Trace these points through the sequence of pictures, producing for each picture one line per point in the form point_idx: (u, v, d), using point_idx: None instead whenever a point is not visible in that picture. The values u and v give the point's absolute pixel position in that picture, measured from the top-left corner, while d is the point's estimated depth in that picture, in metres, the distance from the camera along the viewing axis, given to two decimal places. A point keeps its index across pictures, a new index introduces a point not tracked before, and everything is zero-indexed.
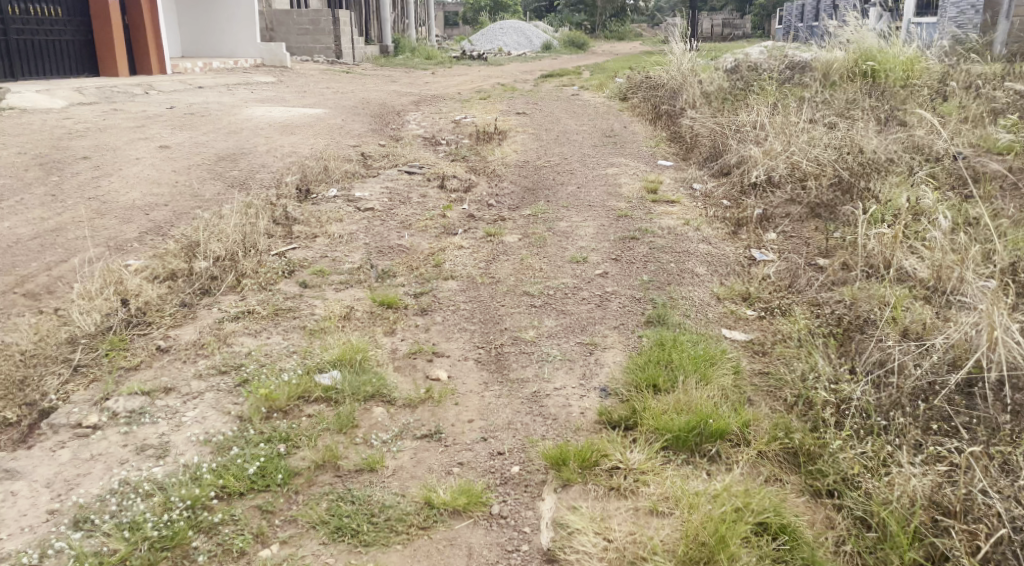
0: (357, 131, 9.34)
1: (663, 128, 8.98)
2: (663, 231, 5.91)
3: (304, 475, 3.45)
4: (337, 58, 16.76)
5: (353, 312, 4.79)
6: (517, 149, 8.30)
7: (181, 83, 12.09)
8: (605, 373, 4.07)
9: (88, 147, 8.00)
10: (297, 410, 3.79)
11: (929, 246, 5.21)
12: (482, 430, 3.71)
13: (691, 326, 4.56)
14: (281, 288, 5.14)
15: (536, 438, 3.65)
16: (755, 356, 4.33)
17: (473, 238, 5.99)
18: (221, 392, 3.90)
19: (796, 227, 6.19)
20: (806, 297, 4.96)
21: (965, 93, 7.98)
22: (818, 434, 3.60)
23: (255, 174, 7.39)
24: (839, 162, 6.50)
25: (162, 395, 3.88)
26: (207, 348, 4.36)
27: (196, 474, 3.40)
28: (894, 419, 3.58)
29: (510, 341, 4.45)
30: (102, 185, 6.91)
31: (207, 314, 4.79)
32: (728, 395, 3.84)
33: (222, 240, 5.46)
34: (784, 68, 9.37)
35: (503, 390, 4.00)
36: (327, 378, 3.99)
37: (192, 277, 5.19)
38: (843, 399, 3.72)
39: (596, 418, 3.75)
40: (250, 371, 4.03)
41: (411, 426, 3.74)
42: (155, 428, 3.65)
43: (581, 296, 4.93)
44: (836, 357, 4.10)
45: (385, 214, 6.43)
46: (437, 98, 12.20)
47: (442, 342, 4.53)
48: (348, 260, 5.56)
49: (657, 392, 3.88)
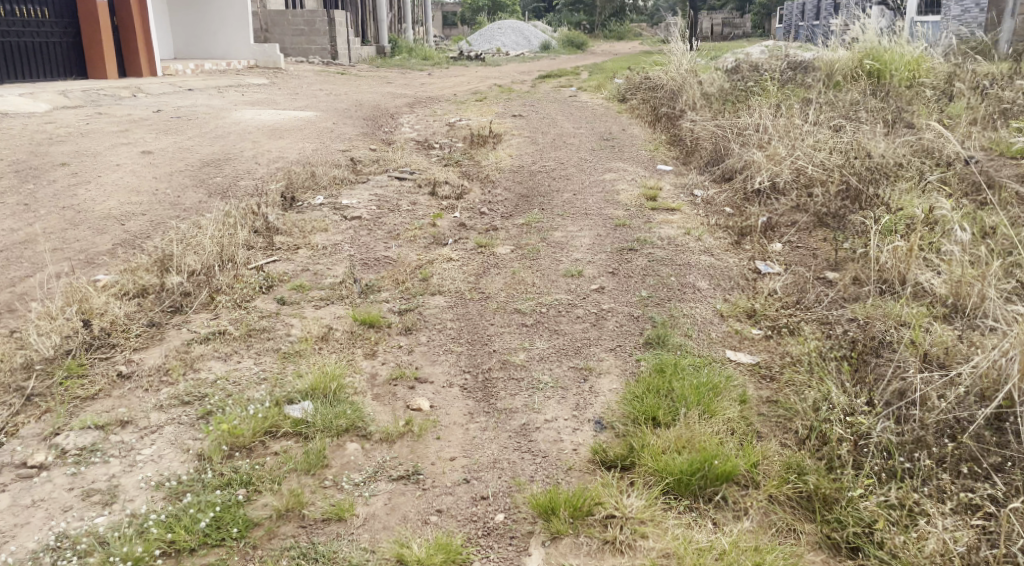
0: (347, 134, 9.02)
1: (663, 130, 8.67)
2: (663, 242, 5.58)
3: (264, 527, 3.14)
4: (333, 59, 16.46)
5: (332, 332, 4.47)
6: (512, 153, 7.98)
7: (170, 85, 11.78)
8: (601, 403, 3.76)
9: (68, 153, 7.68)
10: (263, 448, 3.48)
11: (947, 260, 4.91)
12: (465, 470, 3.40)
13: (693, 348, 4.24)
14: (257, 305, 4.83)
15: (522, 479, 3.34)
16: (762, 382, 4.02)
17: (462, 250, 5.68)
18: (182, 426, 3.59)
19: (804, 237, 5.87)
20: (816, 315, 4.64)
21: (974, 93, 7.68)
22: (834, 476, 3.30)
23: (238, 180, 7.07)
24: (847, 168, 6.18)
25: (117, 429, 3.57)
26: (171, 374, 4.05)
27: (142, 527, 3.09)
28: (918, 460, 3.29)
29: (499, 364, 4.13)
30: (79, 193, 6.60)
31: (176, 335, 4.48)
32: (734, 430, 3.53)
33: (198, 253, 5.14)
34: (786, 68, 9.07)
35: (489, 422, 3.68)
36: (298, 409, 3.68)
37: (163, 293, 4.87)
38: (860, 435, 3.42)
39: (589, 456, 3.43)
40: (215, 402, 3.71)
41: (388, 465, 3.43)
42: (106, 469, 3.35)
43: (576, 314, 4.61)
44: (850, 386, 3.79)
45: (372, 223, 6.11)
46: (431, 100, 11.90)
47: (426, 365, 4.21)
48: (329, 273, 5.25)
49: (657, 425, 3.57)
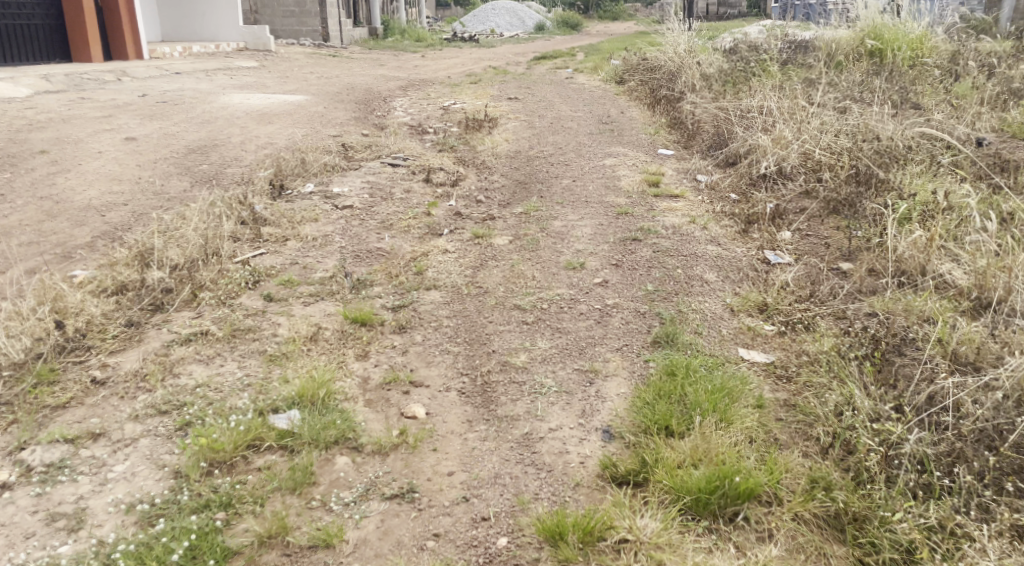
0: (338, 118, 8.72)
1: (663, 113, 8.33)
2: (668, 232, 5.32)
3: (245, 555, 2.94)
4: (324, 41, 16.09)
5: (322, 331, 4.20)
6: (508, 137, 7.69)
7: (157, 68, 11.44)
8: (608, 408, 3.51)
9: (48, 140, 7.37)
10: (244, 463, 3.25)
11: (969, 249, 4.66)
12: (464, 487, 3.18)
13: (703, 347, 3.99)
14: (242, 302, 4.55)
15: (526, 498, 3.12)
16: (779, 382, 3.78)
17: (458, 241, 5.40)
18: (158, 438, 3.34)
19: (815, 224, 5.57)
20: (833, 309, 4.38)
21: (980, 73, 7.44)
22: (865, 492, 3.08)
23: (224, 168, 6.77)
24: (858, 151, 5.91)
25: (88, 442, 3.34)
26: (149, 380, 3.79)
27: (110, 557, 2.89)
28: (957, 476, 3.08)
29: (498, 367, 3.87)
30: (58, 183, 6.31)
31: (155, 335, 4.21)
32: (752, 439, 3.30)
33: (181, 249, 4.88)
34: (785, 47, 8.81)
35: (489, 432, 3.45)
36: (284, 420, 3.43)
37: (143, 290, 4.60)
38: (891, 446, 3.19)
39: (598, 471, 3.21)
40: (195, 412, 3.46)
41: (380, 482, 3.21)
42: (74, 489, 3.13)
43: (579, 311, 4.35)
44: (874, 387, 3.55)
45: (363, 212, 5.83)
46: (425, 82, 11.60)
47: (421, 368, 3.96)
48: (319, 267, 4.97)
49: (669, 434, 3.33)
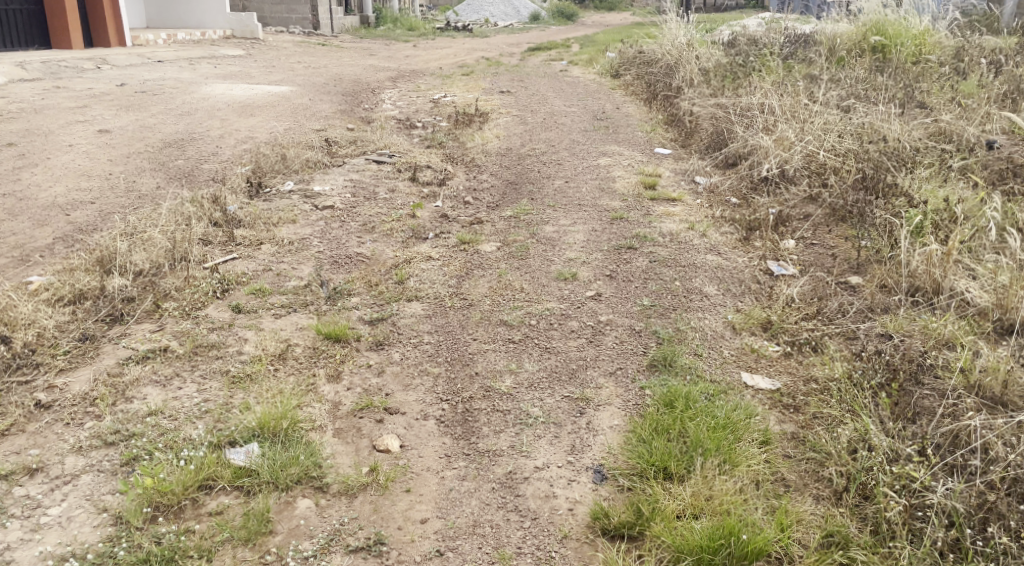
0: (323, 111, 8.37)
1: (659, 108, 8.03)
2: (665, 239, 5.00)
3: None
4: (315, 29, 15.74)
5: (291, 349, 3.85)
6: (499, 134, 7.35)
7: (139, 56, 11.05)
8: (600, 444, 3.24)
9: (18, 132, 7.01)
10: (193, 508, 3.00)
11: (986, 265, 4.35)
12: (439, 538, 2.95)
13: (704, 372, 3.67)
14: (208, 314, 4.18)
15: (508, 553, 2.89)
16: (786, 412, 3.47)
17: (442, 246, 5.06)
18: (100, 476, 3.08)
19: (822, 232, 5.24)
20: (842, 328, 4.07)
21: (990, 67, 7.10)
22: (882, 550, 2.85)
23: (200, 164, 6.42)
24: (867, 153, 5.57)
25: (23, 480, 3.08)
26: (98, 404, 3.45)
27: None
28: (990, 536, 2.82)
29: (481, 392, 3.55)
30: (23, 178, 5.96)
31: (111, 350, 3.87)
32: (759, 483, 3.05)
33: (145, 255, 4.53)
34: (787, 40, 8.49)
35: (469, 470, 3.18)
36: (241, 454, 3.17)
37: (101, 299, 4.24)
38: (914, 494, 2.93)
39: (588, 521, 2.97)
40: (143, 444, 3.18)
41: (346, 531, 2.96)
42: (2, 536, 2.89)
43: (569, 328, 4.02)
44: (889, 419, 3.27)
45: (345, 213, 5.49)
46: (415, 73, 11.24)
47: (398, 392, 3.62)
48: (294, 274, 4.60)
49: (667, 476, 3.08)
